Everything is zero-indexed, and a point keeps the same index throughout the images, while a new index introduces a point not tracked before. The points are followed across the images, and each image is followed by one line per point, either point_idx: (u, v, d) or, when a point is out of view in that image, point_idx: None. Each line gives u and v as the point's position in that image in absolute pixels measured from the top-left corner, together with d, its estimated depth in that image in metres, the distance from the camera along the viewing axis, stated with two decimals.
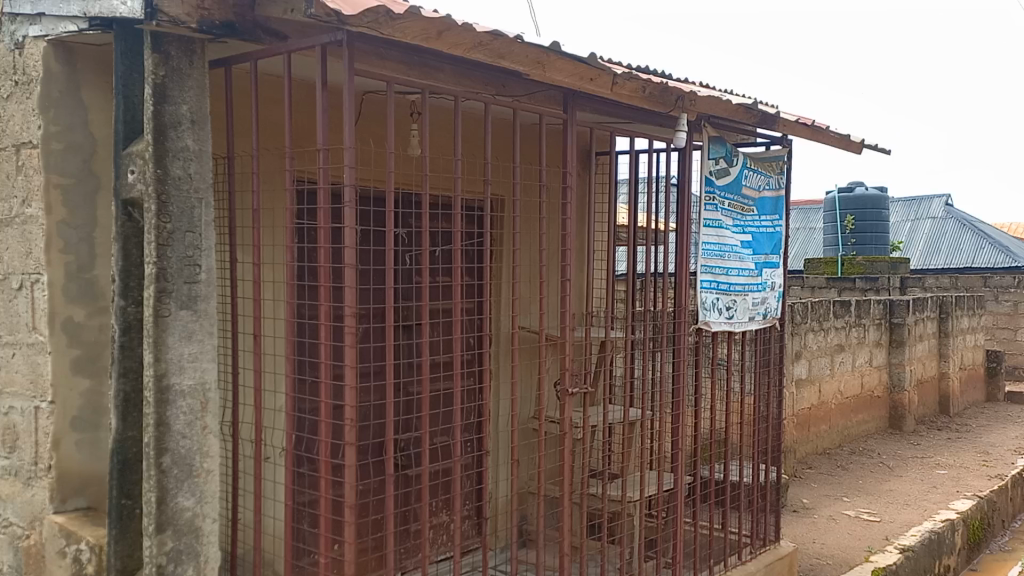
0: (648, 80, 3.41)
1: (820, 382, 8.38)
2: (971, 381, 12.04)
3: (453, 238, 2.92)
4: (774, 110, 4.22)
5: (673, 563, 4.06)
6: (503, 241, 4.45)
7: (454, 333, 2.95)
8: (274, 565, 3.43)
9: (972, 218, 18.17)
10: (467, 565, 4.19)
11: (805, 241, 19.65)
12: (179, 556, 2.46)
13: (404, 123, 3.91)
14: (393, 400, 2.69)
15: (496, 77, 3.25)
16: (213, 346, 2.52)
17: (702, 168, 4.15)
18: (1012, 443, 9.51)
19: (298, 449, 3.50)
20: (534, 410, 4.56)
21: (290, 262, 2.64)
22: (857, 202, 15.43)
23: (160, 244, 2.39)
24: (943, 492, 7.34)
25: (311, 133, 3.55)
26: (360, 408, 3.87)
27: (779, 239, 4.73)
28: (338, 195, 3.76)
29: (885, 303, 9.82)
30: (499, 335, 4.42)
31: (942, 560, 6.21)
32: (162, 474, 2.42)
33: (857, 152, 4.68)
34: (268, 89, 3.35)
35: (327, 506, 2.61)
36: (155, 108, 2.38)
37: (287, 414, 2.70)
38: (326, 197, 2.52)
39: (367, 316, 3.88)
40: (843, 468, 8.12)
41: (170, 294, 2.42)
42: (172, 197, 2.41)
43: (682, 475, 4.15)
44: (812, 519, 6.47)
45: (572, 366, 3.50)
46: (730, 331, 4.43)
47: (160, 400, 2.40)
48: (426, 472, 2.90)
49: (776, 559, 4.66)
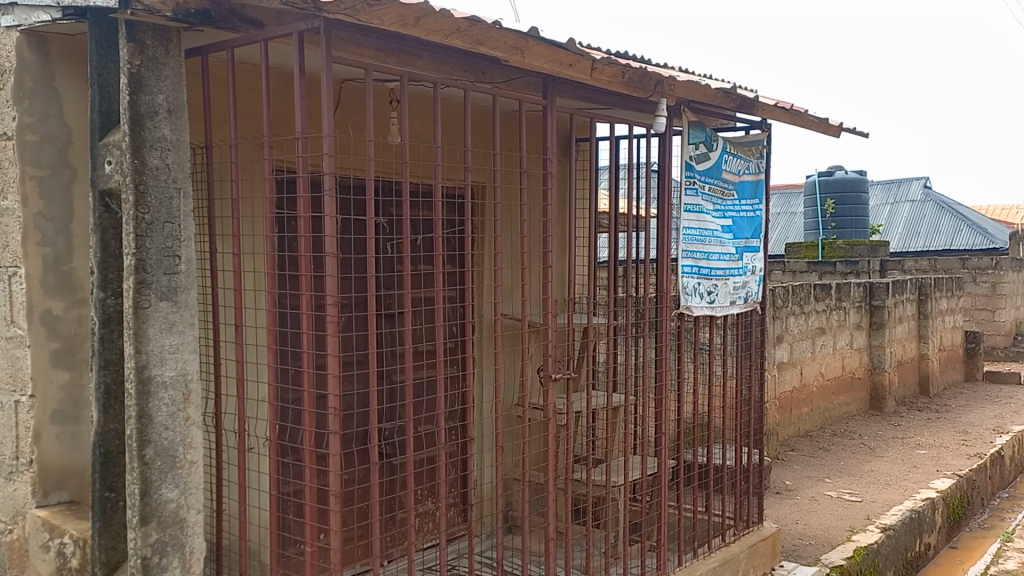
0: (627, 65, 3.41)
1: (802, 364, 8.44)
2: (950, 361, 12.20)
3: (435, 225, 2.89)
4: (753, 95, 4.23)
5: (658, 545, 4.09)
6: (485, 228, 4.45)
7: (437, 321, 2.91)
8: (260, 556, 3.44)
9: (951, 200, 18.35)
10: (453, 552, 4.22)
11: (786, 226, 19.76)
12: (164, 548, 2.44)
13: (383, 110, 3.90)
14: (377, 389, 2.67)
15: (475, 64, 3.24)
16: (194, 337, 2.50)
17: (682, 154, 4.16)
18: (991, 423, 9.64)
19: (282, 439, 3.50)
20: (518, 397, 4.59)
21: (271, 251, 2.62)
22: (836, 185, 15.51)
23: (139, 235, 2.37)
24: (924, 471, 7.44)
25: (290, 121, 3.54)
26: (344, 397, 3.88)
27: (760, 224, 4.75)
28: (318, 184, 3.75)
29: (866, 285, 9.88)
30: (482, 323, 4.46)
31: (923, 538, 6.31)
32: (145, 466, 2.40)
33: (835, 136, 4.71)
34: (246, 77, 3.33)
35: (312, 496, 2.60)
36: (130, 98, 2.35)
37: (270, 404, 2.68)
38: (305, 185, 2.51)
39: (348, 305, 3.87)
40: (825, 449, 8.21)
41: (150, 285, 2.39)
42: (150, 187, 2.38)
43: (666, 458, 4.16)
44: (795, 499, 6.55)
45: (556, 352, 3.50)
46: (711, 315, 4.44)
47: (141, 392, 2.39)
48: (410, 460, 2.84)
49: (759, 540, 4.71)
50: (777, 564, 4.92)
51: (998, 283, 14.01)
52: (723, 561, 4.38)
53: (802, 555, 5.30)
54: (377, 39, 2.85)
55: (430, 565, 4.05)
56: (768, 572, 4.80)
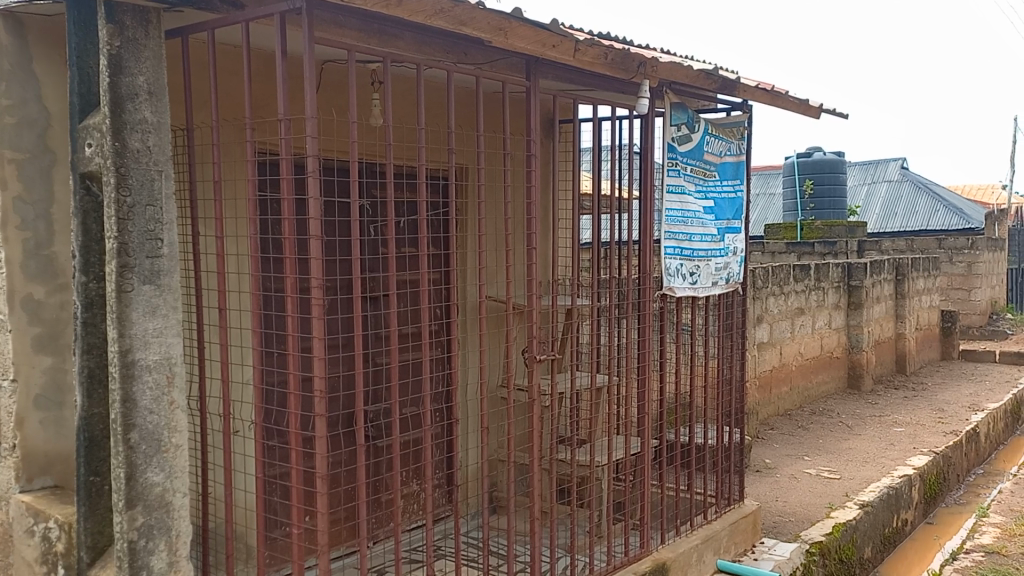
0: (609, 46, 3.41)
1: (781, 345, 8.51)
2: (927, 340, 12.36)
3: (419, 208, 2.88)
4: (734, 76, 4.23)
5: (641, 524, 4.14)
6: (468, 211, 4.46)
7: (422, 302, 2.90)
8: (247, 538, 3.45)
9: (926, 181, 18.55)
10: (439, 533, 4.28)
11: (765, 207, 19.87)
12: (151, 531, 2.43)
13: (366, 90, 3.87)
14: (363, 371, 2.67)
15: (457, 45, 3.22)
16: (178, 321, 2.49)
17: (664, 136, 4.17)
18: (966, 400, 9.80)
19: (267, 422, 3.51)
20: (503, 378, 4.61)
21: (255, 234, 2.61)
22: (815, 166, 15.56)
23: (121, 219, 2.34)
24: (901, 448, 7.55)
25: (273, 104, 3.51)
26: (330, 380, 3.91)
27: (740, 205, 4.78)
28: (301, 166, 3.74)
29: (844, 266, 9.97)
30: (466, 305, 4.48)
31: (900, 514, 6.42)
32: (131, 450, 2.39)
33: (815, 117, 4.74)
34: (226, 58, 3.30)
35: (299, 478, 2.61)
36: (110, 80, 2.32)
37: (254, 387, 2.68)
38: (289, 168, 2.49)
39: (333, 288, 3.88)
40: (804, 428, 8.31)
41: (132, 269, 2.37)
42: (131, 170, 2.36)
43: (649, 438, 4.21)
44: (775, 477, 6.63)
45: (539, 334, 3.52)
46: (694, 296, 4.47)
47: (125, 375, 2.37)
48: (396, 442, 2.84)
49: (740, 517, 4.78)
50: (757, 541, 4.99)
51: (974, 263, 14.18)
52: (706, 539, 4.44)
53: (782, 531, 5.38)
54: (359, 20, 2.82)
55: (417, 546, 4.10)
56: (748, 549, 4.87)
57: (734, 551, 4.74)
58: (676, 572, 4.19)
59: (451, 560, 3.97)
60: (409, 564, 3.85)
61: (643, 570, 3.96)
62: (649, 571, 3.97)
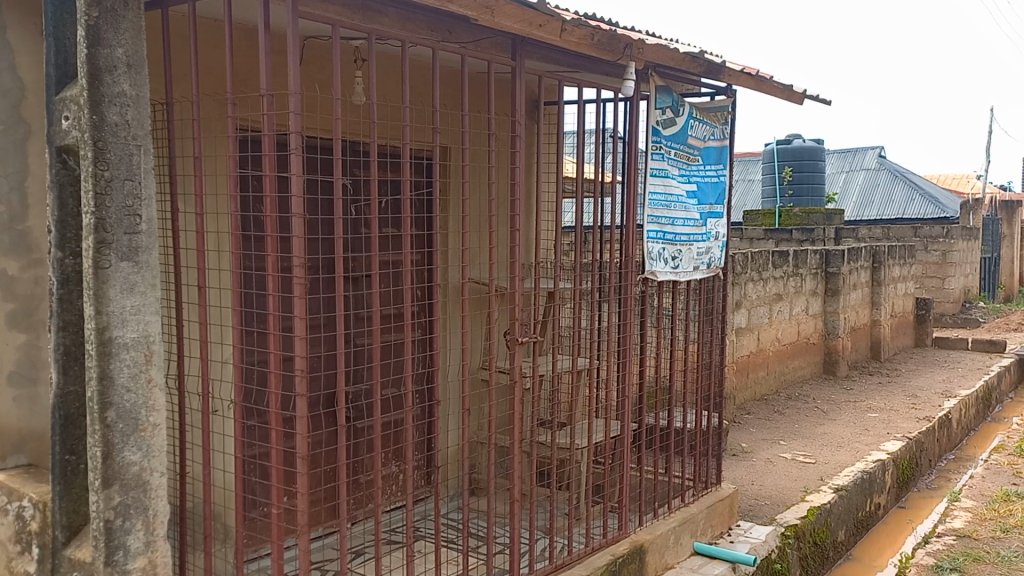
0: (597, 27, 3.38)
1: (759, 330, 8.55)
2: (901, 327, 12.49)
3: (402, 187, 2.83)
4: (720, 60, 4.22)
5: (619, 507, 4.16)
6: (451, 193, 4.45)
7: (405, 283, 2.86)
8: (224, 519, 3.44)
9: (904, 170, 18.70)
10: (419, 514, 4.29)
11: (744, 194, 19.95)
12: (127, 511, 2.38)
13: (350, 68, 3.82)
14: (346, 351, 2.64)
15: (442, 22, 3.17)
16: (156, 298, 2.44)
17: (649, 119, 4.16)
18: (939, 387, 9.93)
19: (247, 402, 3.50)
20: (484, 360, 4.62)
21: (235, 211, 2.56)
22: (794, 154, 15.60)
23: (99, 193, 2.28)
24: (875, 434, 7.63)
25: (254, 79, 3.46)
26: (311, 359, 3.90)
27: (723, 189, 4.78)
28: (283, 144, 3.71)
29: (822, 253, 10.03)
30: (448, 286, 4.49)
31: (873, 498, 6.50)
32: (107, 428, 2.34)
33: (798, 103, 4.74)
34: (207, 32, 3.23)
35: (279, 458, 2.58)
36: (88, 52, 2.26)
37: (235, 367, 2.64)
38: (271, 144, 2.45)
39: (316, 267, 3.87)
40: (780, 413, 8.39)
41: (110, 245, 2.32)
42: (109, 144, 2.30)
43: (629, 422, 4.22)
44: (751, 461, 6.69)
45: (522, 316, 3.50)
46: (676, 281, 4.48)
47: (102, 352, 2.32)
48: (377, 422, 2.80)
49: (717, 500, 4.82)
50: (733, 523, 5.03)
51: (948, 251, 14.34)
52: (683, 521, 4.46)
53: (757, 514, 5.43)
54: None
55: (396, 528, 4.10)
56: (725, 532, 4.90)
57: (711, 534, 4.77)
58: (653, 554, 4.21)
59: (431, 541, 3.97)
60: (388, 545, 3.86)
61: (621, 552, 3.98)
62: (626, 553, 3.99)
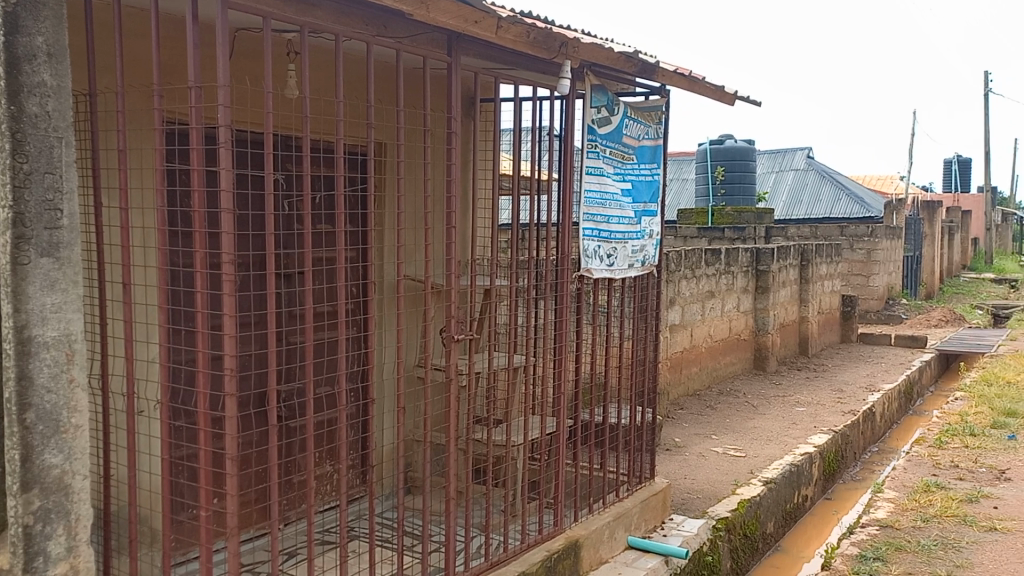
0: (532, 25, 3.38)
1: (691, 327, 8.70)
2: (828, 324, 12.84)
3: (336, 183, 2.80)
4: (653, 60, 4.27)
5: (555, 503, 4.18)
6: (386, 190, 4.42)
7: (338, 280, 2.82)
8: (151, 522, 3.35)
9: (831, 170, 19.24)
10: (353, 514, 4.25)
11: (678, 193, 20.27)
12: (48, 515, 2.30)
13: (281, 61, 3.76)
14: (277, 350, 2.59)
15: (376, 16, 3.14)
16: (78, 295, 2.36)
17: (584, 117, 4.18)
18: (863, 381, 10.25)
19: (174, 403, 3.42)
20: (420, 358, 4.60)
21: (161, 207, 2.49)
22: (726, 154, 15.91)
23: (17, 186, 2.19)
24: (803, 427, 7.84)
25: (182, 71, 3.37)
26: (241, 358, 3.83)
27: (657, 188, 4.85)
28: (212, 137, 3.62)
29: (753, 251, 10.25)
30: (383, 284, 4.46)
31: (800, 490, 6.68)
32: (26, 431, 2.25)
33: (730, 104, 4.83)
34: (132, 21, 3.14)
35: (207, 459, 2.52)
36: (5, 39, 2.16)
37: (161, 366, 2.57)
38: (198, 138, 2.39)
39: (246, 264, 3.80)
40: (712, 408, 8.55)
41: (29, 241, 2.23)
42: (28, 135, 2.21)
43: (564, 419, 4.24)
44: (684, 456, 6.80)
45: (458, 313, 3.48)
46: (611, 278, 4.52)
47: (21, 352, 2.23)
48: (309, 422, 2.76)
49: (651, 495, 4.89)
50: (666, 517, 5.10)
51: (873, 250, 14.81)
52: (618, 516, 4.51)
53: (690, 508, 5.52)
54: None
55: (328, 528, 4.06)
56: (658, 525, 4.98)
57: (644, 528, 4.83)
58: (588, 549, 4.25)
59: (365, 541, 3.94)
60: (321, 546, 3.82)
61: (556, 548, 4.00)
62: (561, 548, 4.02)
